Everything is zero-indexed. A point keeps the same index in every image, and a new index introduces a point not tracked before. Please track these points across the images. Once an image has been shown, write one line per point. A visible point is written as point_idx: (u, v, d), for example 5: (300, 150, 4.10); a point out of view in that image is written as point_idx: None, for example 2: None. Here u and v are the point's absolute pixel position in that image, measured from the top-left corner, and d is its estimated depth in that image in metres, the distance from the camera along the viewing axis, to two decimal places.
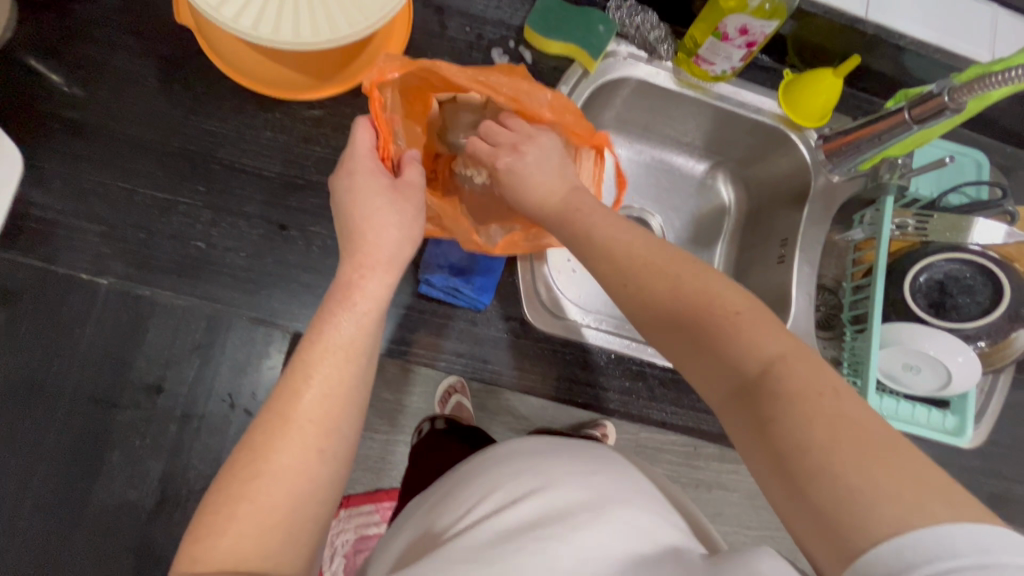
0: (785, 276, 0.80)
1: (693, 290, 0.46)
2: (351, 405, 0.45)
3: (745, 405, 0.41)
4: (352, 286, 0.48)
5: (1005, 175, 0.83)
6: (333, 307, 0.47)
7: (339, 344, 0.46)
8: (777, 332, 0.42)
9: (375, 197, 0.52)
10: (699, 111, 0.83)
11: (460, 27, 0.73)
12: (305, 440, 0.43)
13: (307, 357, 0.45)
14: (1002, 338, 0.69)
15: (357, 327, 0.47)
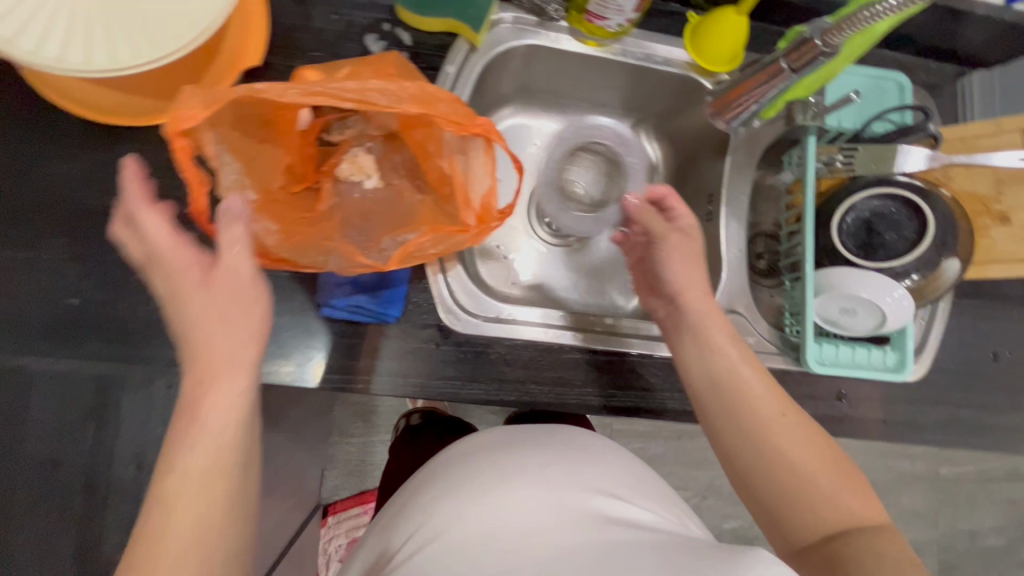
0: (715, 232, 0.77)
1: (784, 439, 0.54)
2: (228, 493, 0.43)
3: (812, 518, 0.51)
4: (194, 404, 0.44)
5: (931, 93, 0.79)
6: (196, 392, 0.44)
7: (206, 433, 0.43)
8: (858, 494, 0.52)
9: (195, 295, 0.46)
10: (605, 70, 0.78)
11: (326, 15, 0.66)
12: (183, 548, 0.41)
13: (163, 489, 0.42)
14: (932, 270, 0.66)
15: (223, 407, 0.44)
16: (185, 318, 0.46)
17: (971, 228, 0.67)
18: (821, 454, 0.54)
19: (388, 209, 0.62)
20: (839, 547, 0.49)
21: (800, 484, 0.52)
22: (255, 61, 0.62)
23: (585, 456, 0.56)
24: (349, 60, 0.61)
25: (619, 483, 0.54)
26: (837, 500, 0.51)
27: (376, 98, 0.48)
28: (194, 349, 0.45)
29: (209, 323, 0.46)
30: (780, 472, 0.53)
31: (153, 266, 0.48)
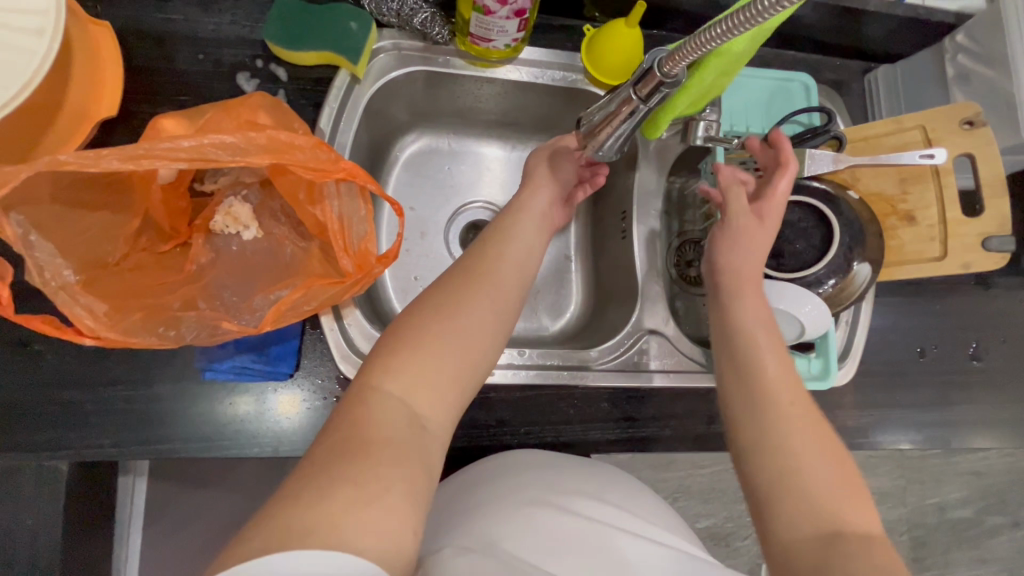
0: (628, 249, 0.75)
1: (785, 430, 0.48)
2: (484, 353, 0.48)
3: (806, 508, 0.44)
4: (497, 251, 0.55)
5: (840, 91, 0.77)
6: (478, 265, 0.53)
7: (478, 298, 0.50)
8: (863, 510, 0.45)
9: (539, 208, 0.60)
10: (505, 90, 0.74)
11: (191, 56, 0.62)
12: (418, 375, 0.44)
13: (439, 301, 0.49)
14: (844, 275, 0.64)
15: (502, 282, 0.52)
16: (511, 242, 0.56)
17: (879, 230, 0.65)
18: (813, 429, 0.48)
19: (269, 261, 0.57)
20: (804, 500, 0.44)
21: (792, 475, 0.46)
22: (111, 112, 0.58)
23: (639, 492, 0.51)
24: (213, 104, 0.57)
25: (666, 515, 0.50)
26: (827, 491, 0.45)
27: (213, 152, 0.44)
28: (496, 246, 0.55)
29: (518, 238, 0.57)
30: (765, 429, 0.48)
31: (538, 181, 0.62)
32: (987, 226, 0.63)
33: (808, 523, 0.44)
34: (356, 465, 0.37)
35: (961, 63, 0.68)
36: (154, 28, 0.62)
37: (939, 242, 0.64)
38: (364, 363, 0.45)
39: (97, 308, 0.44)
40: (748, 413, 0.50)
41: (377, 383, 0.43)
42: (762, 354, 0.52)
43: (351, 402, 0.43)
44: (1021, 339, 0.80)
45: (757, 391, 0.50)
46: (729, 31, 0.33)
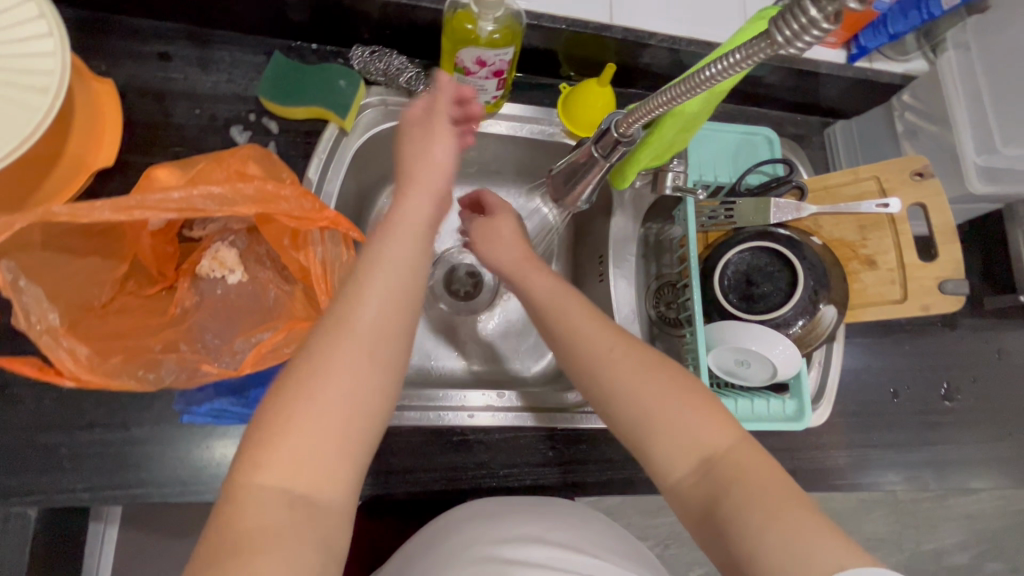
0: (607, 293, 0.78)
1: (645, 402, 0.49)
2: (370, 405, 0.41)
3: (675, 451, 0.47)
4: (375, 247, 0.45)
5: (801, 144, 0.82)
6: (344, 303, 0.43)
7: (346, 351, 0.41)
8: (722, 423, 0.48)
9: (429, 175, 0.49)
10: (486, 142, 0.78)
11: (188, 111, 0.66)
12: (294, 467, 0.39)
13: (318, 336, 0.42)
14: (811, 317, 0.66)
15: (376, 320, 0.42)
16: (379, 257, 0.44)
17: (842, 274, 0.68)
18: (664, 382, 0.50)
19: (252, 305, 0.59)
20: (726, 493, 0.44)
21: (657, 430, 0.48)
22: (108, 162, 0.61)
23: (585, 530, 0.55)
24: (204, 154, 0.60)
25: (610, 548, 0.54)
26: (692, 430, 0.47)
27: (202, 202, 0.47)
28: (375, 248, 0.45)
29: (403, 224, 0.46)
30: (671, 446, 0.48)
31: (426, 127, 0.51)
32: (942, 270, 0.66)
33: (682, 463, 0.47)
34: (236, 573, 0.35)
35: (908, 120, 0.73)
36: (155, 85, 0.65)
37: (900, 286, 0.67)
38: (234, 457, 0.40)
39: (81, 351, 0.45)
40: (654, 446, 0.48)
41: (248, 485, 0.38)
42: (629, 381, 0.50)
43: (223, 509, 0.38)
44: (989, 380, 0.82)
45: (652, 411, 0.49)
46: (674, 98, 0.37)
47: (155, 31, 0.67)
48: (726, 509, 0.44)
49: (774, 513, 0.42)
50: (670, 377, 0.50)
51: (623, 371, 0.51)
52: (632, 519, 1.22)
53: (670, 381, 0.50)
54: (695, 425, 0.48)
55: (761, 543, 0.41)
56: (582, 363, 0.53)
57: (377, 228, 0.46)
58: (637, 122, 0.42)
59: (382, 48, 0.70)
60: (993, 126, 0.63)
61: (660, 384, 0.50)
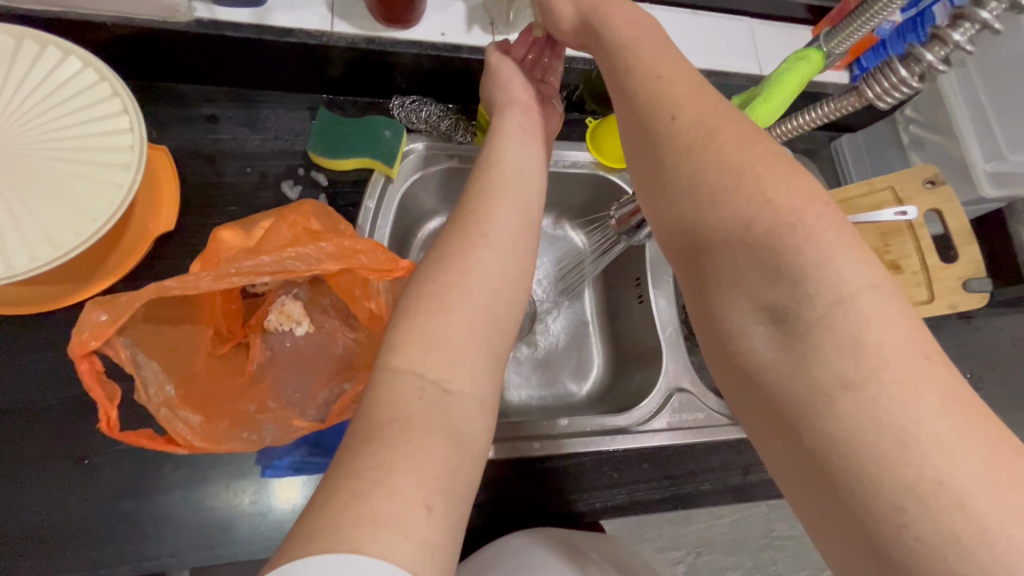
0: (648, 312, 0.80)
1: (741, 244, 0.36)
2: (501, 305, 0.45)
3: (787, 336, 0.35)
4: (490, 166, 0.51)
5: (811, 158, 0.88)
6: (477, 209, 0.48)
7: (481, 249, 0.46)
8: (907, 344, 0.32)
9: (515, 123, 0.55)
10: None
11: (239, 170, 0.67)
12: (442, 347, 0.41)
13: (456, 241, 0.46)
14: None
15: (508, 223, 0.48)
16: (501, 175, 0.50)
17: None
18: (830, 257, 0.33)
19: (323, 355, 0.60)
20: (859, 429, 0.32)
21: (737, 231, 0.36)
22: (168, 226, 0.62)
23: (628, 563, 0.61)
24: (266, 213, 0.62)
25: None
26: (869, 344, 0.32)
27: (294, 264, 0.49)
28: (490, 167, 0.51)
29: (513, 147, 0.53)
30: (855, 416, 0.32)
31: (507, 103, 0.57)
32: (964, 270, 0.70)
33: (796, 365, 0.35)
34: (390, 450, 0.35)
35: (912, 132, 0.78)
36: (206, 148, 0.67)
37: (926, 287, 0.71)
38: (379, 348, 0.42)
39: (194, 420, 0.46)
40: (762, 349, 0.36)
41: (392, 369, 0.40)
42: (724, 221, 0.37)
43: (370, 396, 0.39)
44: (1007, 367, 0.87)
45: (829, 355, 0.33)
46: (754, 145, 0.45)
47: (201, 95, 0.69)
48: (860, 465, 0.32)
49: (939, 477, 0.30)
50: (859, 272, 0.33)
51: (800, 278, 0.34)
52: (670, 531, 1.23)
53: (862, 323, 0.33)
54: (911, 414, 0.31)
55: (904, 511, 0.31)
56: (701, 248, 0.39)
57: (486, 157, 0.52)
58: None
59: (421, 98, 0.73)
60: (997, 133, 0.69)
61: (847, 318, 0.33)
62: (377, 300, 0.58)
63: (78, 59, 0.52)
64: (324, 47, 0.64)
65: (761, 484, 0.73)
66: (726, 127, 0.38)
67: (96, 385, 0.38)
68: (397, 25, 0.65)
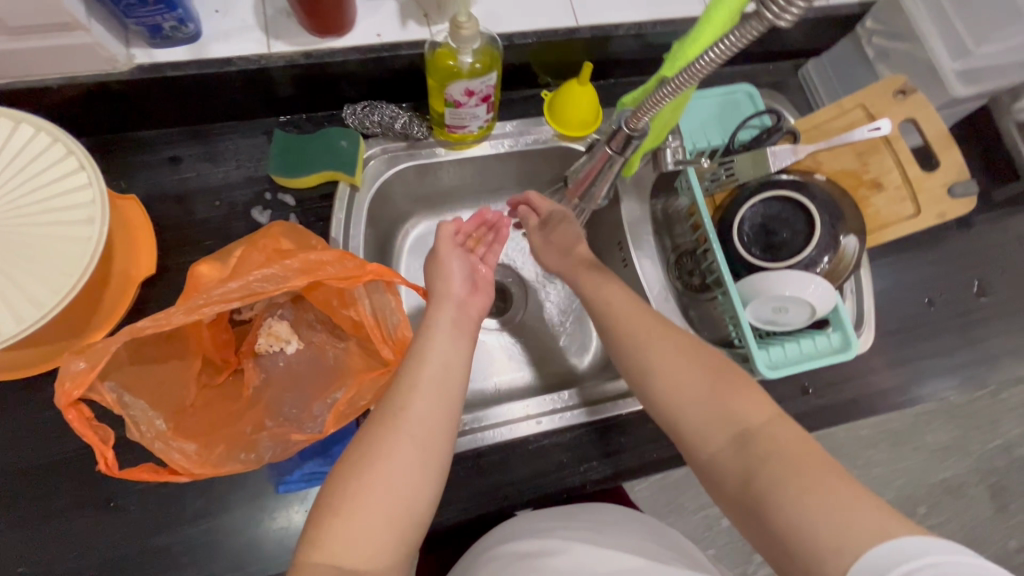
0: (634, 276, 0.79)
1: (694, 393, 0.52)
2: (422, 490, 0.49)
3: (706, 429, 0.51)
4: (418, 357, 0.55)
5: (779, 91, 0.86)
6: (394, 404, 0.52)
7: (398, 454, 0.49)
8: (760, 400, 0.50)
9: (444, 314, 0.60)
10: (483, 165, 0.82)
11: (209, 205, 0.69)
12: (371, 528, 0.46)
13: (376, 437, 0.50)
14: (835, 251, 0.69)
15: (421, 415, 0.51)
16: (424, 378, 0.54)
17: (852, 203, 0.71)
18: (735, 383, 0.52)
19: (315, 369, 0.62)
20: (755, 448, 0.47)
21: (696, 398, 0.52)
22: (150, 269, 0.64)
23: (619, 519, 0.62)
24: (239, 240, 0.64)
25: (655, 541, 0.60)
26: (731, 404, 0.50)
27: (261, 285, 0.50)
28: (418, 353, 0.55)
29: (441, 337, 0.57)
30: (795, 517, 0.42)
31: (443, 294, 0.61)
32: (947, 176, 0.68)
33: (717, 441, 0.50)
34: None
35: (877, 44, 0.75)
36: (174, 188, 0.69)
37: (911, 201, 0.69)
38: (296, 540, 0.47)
39: (189, 449, 0.47)
40: (688, 420, 0.52)
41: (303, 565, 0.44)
42: (668, 368, 0.54)
43: None
44: (1016, 269, 0.85)
45: (691, 392, 0.52)
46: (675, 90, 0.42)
47: (161, 139, 0.71)
48: (768, 485, 0.45)
49: (812, 493, 0.42)
50: (745, 397, 0.50)
51: (720, 411, 0.51)
52: None
53: (703, 369, 0.53)
54: (735, 402, 0.50)
55: (786, 505, 0.43)
56: (673, 416, 0.53)
57: (416, 347, 0.56)
58: (644, 117, 0.46)
59: (372, 101, 0.73)
60: (960, 30, 0.67)
61: (692, 368, 0.54)
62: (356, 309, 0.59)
63: (28, 125, 0.53)
64: (263, 69, 0.64)
65: None
66: (663, 340, 0.56)
67: (88, 429, 0.40)
68: (331, 35, 0.65)
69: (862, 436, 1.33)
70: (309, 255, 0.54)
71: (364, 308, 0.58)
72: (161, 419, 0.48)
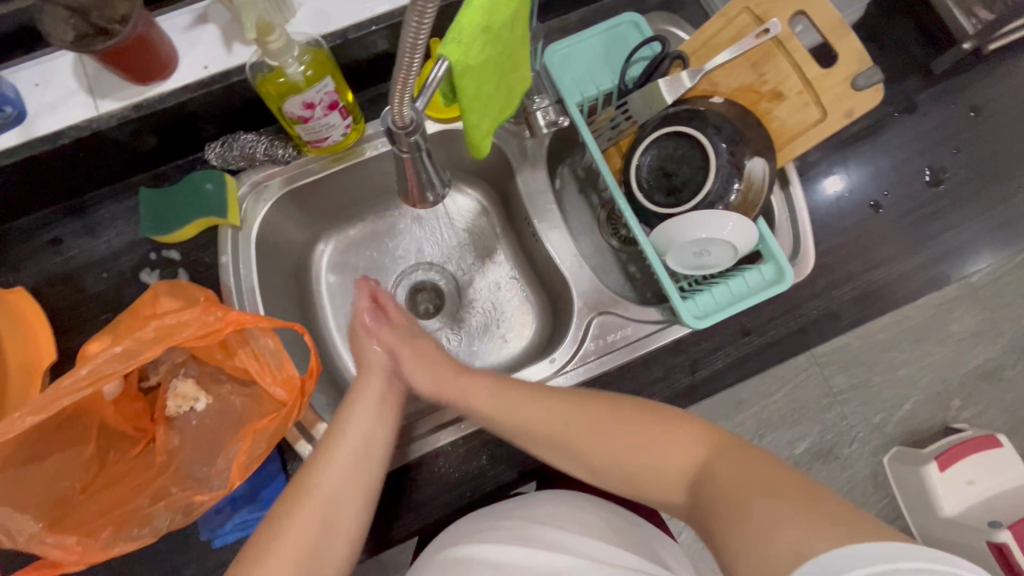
0: (547, 249, 0.75)
1: (623, 464, 0.52)
2: (337, 542, 0.52)
3: (662, 488, 0.51)
4: (336, 432, 0.58)
5: (669, 12, 0.77)
6: (307, 480, 0.54)
7: (299, 522, 0.51)
8: (691, 442, 0.50)
9: (372, 382, 0.63)
10: (373, 170, 0.78)
11: (97, 277, 0.69)
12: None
13: (277, 515, 0.52)
14: (744, 180, 0.63)
15: (332, 486, 0.54)
16: (342, 451, 0.56)
17: (754, 121, 0.64)
18: (655, 434, 0.52)
19: (224, 421, 0.62)
20: (713, 484, 0.46)
21: (628, 470, 0.52)
22: (52, 356, 0.64)
23: (554, 511, 0.55)
24: (128, 308, 0.64)
25: (594, 538, 0.52)
26: (661, 455, 0.51)
27: (111, 365, 0.50)
28: (336, 428, 0.58)
29: (359, 413, 0.60)
30: (761, 542, 0.40)
31: (375, 367, 0.64)
32: (848, 68, 0.61)
33: (677, 492, 0.50)
34: None
35: None
36: (60, 270, 0.69)
37: (815, 105, 0.62)
38: None
39: (71, 540, 0.49)
40: (649, 490, 0.52)
41: None
42: (605, 448, 0.53)
43: None
44: (973, 145, 0.76)
45: (623, 465, 0.52)
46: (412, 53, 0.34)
47: (36, 223, 0.70)
48: (731, 517, 0.43)
49: (769, 512, 0.40)
50: (677, 446, 0.51)
51: (658, 468, 0.51)
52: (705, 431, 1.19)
53: (644, 424, 0.53)
54: (663, 453, 0.51)
55: (748, 537, 0.41)
56: (630, 484, 0.53)
57: (335, 422, 0.59)
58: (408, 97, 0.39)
59: (231, 133, 0.70)
60: None
61: (631, 429, 0.53)
62: (244, 356, 0.59)
63: None
64: (98, 133, 0.62)
65: (713, 377, 0.70)
66: (543, 399, 0.57)
67: None
68: (156, 79, 0.62)
69: (879, 339, 1.12)
70: (172, 320, 0.54)
71: (252, 356, 0.58)
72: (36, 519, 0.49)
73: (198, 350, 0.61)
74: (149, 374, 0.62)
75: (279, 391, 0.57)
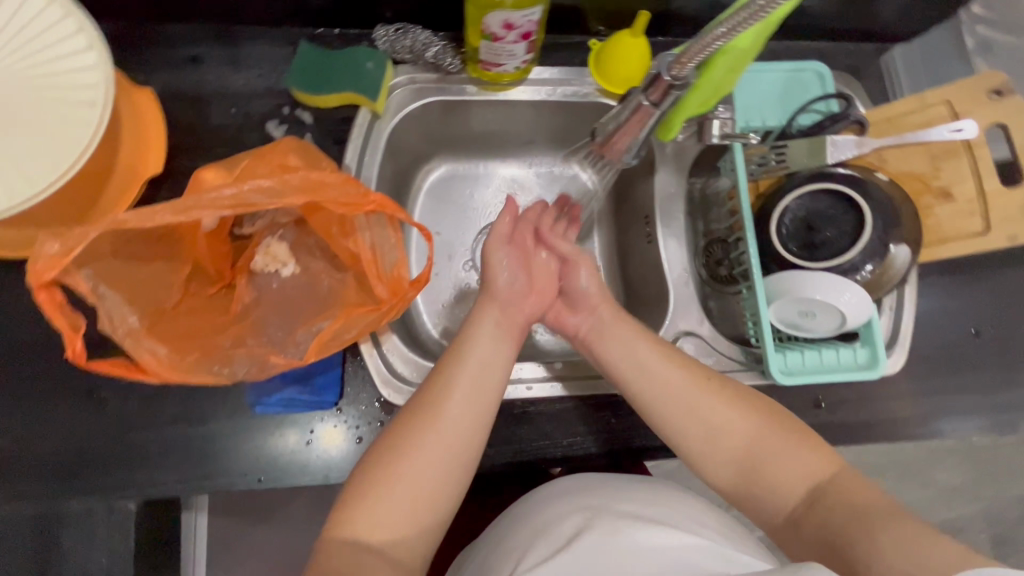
0: (656, 255, 0.75)
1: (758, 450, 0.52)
2: (453, 477, 0.49)
3: (780, 485, 0.51)
4: (460, 351, 0.55)
5: (853, 76, 0.77)
6: (435, 395, 0.52)
7: (428, 438, 0.49)
8: (824, 454, 0.52)
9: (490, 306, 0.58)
10: (516, 113, 0.77)
11: (225, 111, 0.67)
12: (399, 503, 0.47)
13: (407, 427, 0.50)
14: (880, 260, 0.62)
15: (460, 409, 0.51)
16: (465, 376, 0.53)
17: (914, 210, 0.64)
18: (795, 436, 0.53)
19: (305, 295, 0.60)
20: (851, 504, 0.48)
21: (758, 466, 0.52)
22: (157, 169, 0.62)
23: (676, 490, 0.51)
24: (253, 149, 0.62)
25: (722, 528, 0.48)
26: (797, 459, 0.52)
27: (253, 197, 0.48)
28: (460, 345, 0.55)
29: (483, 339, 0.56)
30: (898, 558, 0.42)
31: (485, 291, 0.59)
32: None
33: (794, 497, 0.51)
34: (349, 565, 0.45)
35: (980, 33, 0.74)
36: (190, 89, 0.67)
37: (980, 217, 0.63)
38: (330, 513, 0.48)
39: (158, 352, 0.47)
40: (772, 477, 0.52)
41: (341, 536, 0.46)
42: (742, 425, 0.53)
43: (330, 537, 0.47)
44: None
45: (759, 450, 0.53)
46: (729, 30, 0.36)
47: (181, 33, 0.67)
48: (863, 541, 0.45)
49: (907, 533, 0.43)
50: (807, 453, 0.52)
51: (788, 473, 0.51)
52: None
53: (778, 419, 0.54)
54: (800, 461, 0.51)
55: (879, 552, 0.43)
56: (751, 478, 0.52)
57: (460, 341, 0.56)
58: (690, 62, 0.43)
59: (406, 24, 0.69)
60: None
61: (780, 432, 0.53)
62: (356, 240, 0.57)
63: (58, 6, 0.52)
64: None
65: None
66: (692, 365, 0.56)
67: (54, 312, 0.40)
68: None
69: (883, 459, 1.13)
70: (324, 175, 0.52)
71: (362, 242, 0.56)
72: (134, 317, 0.48)
73: (309, 216, 0.59)
74: (248, 221, 0.60)
75: (381, 287, 0.55)
